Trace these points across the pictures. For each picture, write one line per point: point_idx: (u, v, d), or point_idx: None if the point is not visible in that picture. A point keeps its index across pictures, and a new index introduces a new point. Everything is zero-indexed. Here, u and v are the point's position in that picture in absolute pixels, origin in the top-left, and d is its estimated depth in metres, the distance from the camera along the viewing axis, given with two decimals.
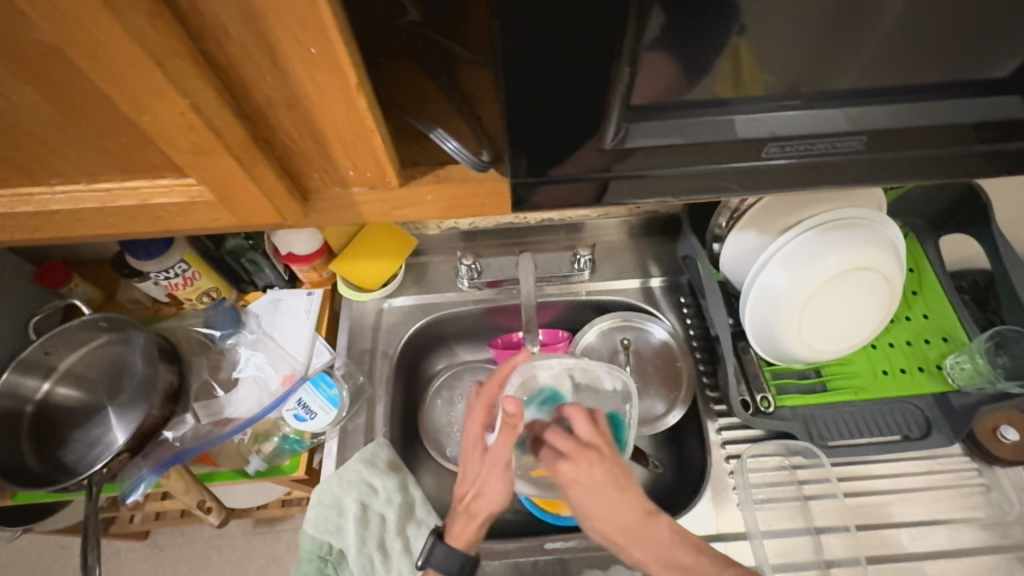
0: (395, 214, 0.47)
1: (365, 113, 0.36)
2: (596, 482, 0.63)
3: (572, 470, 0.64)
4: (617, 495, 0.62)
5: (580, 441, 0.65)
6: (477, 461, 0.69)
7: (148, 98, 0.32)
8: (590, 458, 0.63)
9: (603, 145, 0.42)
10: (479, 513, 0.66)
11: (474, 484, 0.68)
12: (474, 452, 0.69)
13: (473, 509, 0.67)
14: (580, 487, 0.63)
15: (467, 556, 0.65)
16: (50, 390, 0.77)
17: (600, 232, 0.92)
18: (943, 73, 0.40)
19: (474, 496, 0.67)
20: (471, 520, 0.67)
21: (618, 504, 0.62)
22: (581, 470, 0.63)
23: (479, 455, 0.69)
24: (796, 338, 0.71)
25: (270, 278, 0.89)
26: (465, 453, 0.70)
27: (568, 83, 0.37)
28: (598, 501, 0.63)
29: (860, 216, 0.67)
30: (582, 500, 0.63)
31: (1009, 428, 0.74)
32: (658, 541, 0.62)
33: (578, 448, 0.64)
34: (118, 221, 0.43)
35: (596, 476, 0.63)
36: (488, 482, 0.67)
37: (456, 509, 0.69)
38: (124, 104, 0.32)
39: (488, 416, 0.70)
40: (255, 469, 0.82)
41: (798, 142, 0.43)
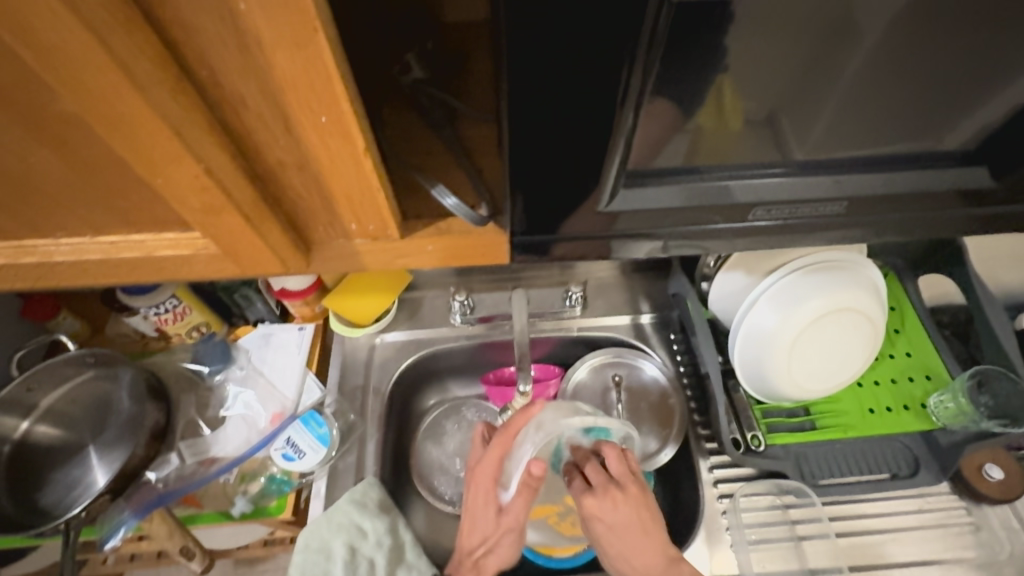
0: (397, 262, 0.48)
1: (371, 172, 0.38)
2: (623, 517, 0.63)
3: (597, 507, 0.64)
4: (643, 534, 0.63)
5: (613, 475, 0.65)
6: (485, 521, 0.67)
7: (164, 162, 0.32)
8: (620, 496, 0.63)
9: (599, 208, 0.44)
10: (487, 570, 0.67)
11: (484, 541, 0.67)
12: (483, 509, 0.67)
13: (481, 565, 0.67)
14: (603, 523, 0.63)
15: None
16: (29, 429, 0.75)
17: (591, 269, 0.94)
18: (918, 134, 0.42)
19: (484, 552, 0.67)
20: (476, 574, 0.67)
21: (644, 546, 0.62)
22: (606, 507, 0.63)
23: (492, 514, 0.66)
24: (787, 380, 0.72)
25: (261, 312, 0.89)
26: (472, 509, 0.68)
27: (568, 145, 0.39)
28: (625, 538, 0.63)
29: (843, 259, 0.70)
30: (611, 534, 0.64)
31: (993, 466, 0.75)
32: None
33: (614, 481, 0.64)
34: (118, 270, 0.43)
35: (630, 512, 0.63)
36: (501, 540, 0.66)
37: (461, 562, 0.69)
38: (138, 169, 0.33)
39: (497, 471, 0.67)
40: (239, 512, 0.79)
41: (784, 206, 0.45)
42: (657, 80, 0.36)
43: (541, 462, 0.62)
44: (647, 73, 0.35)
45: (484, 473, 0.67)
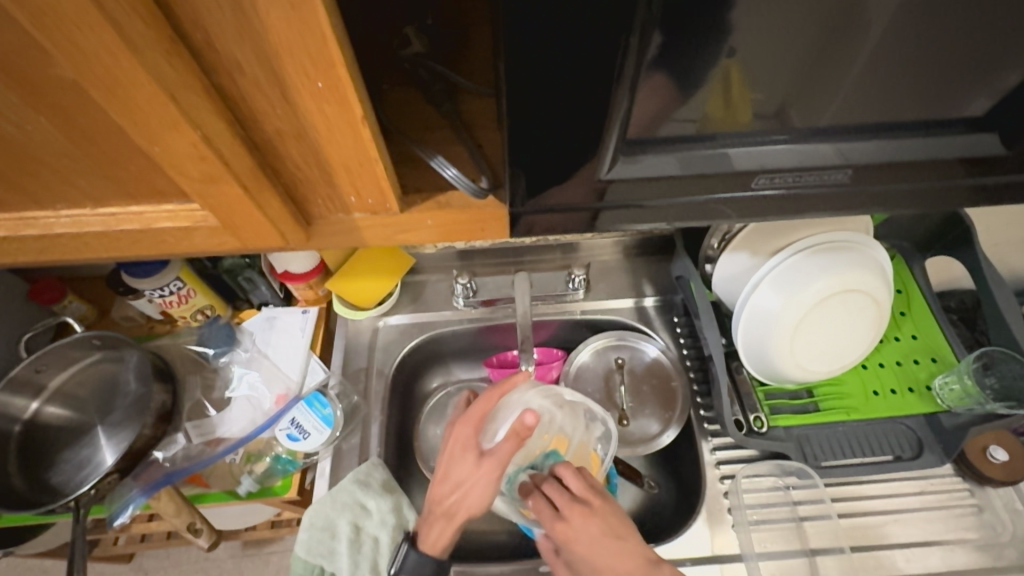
0: (395, 238, 0.48)
1: (369, 142, 0.37)
2: (587, 541, 0.60)
3: (569, 529, 0.61)
4: (612, 550, 0.59)
5: (574, 495, 0.63)
6: (462, 466, 0.65)
7: (161, 128, 0.32)
8: (579, 520, 0.61)
9: (602, 176, 0.43)
10: (457, 516, 0.64)
11: (457, 485, 0.64)
12: (463, 453, 0.65)
13: (452, 513, 0.64)
14: (580, 546, 0.60)
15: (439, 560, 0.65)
16: (37, 410, 0.76)
17: (594, 252, 0.93)
18: (928, 106, 0.41)
19: (456, 499, 0.64)
20: (448, 523, 0.65)
21: (615, 562, 0.58)
22: (577, 526, 0.60)
23: (471, 458, 0.64)
24: (790, 360, 0.72)
25: (265, 295, 0.89)
26: (451, 454, 0.66)
27: (566, 117, 0.38)
28: (598, 564, 0.59)
29: (849, 239, 0.69)
30: (585, 561, 0.60)
31: (997, 448, 0.75)
32: None
33: (571, 502, 0.62)
34: (121, 244, 0.43)
35: (593, 530, 0.60)
36: (477, 485, 0.63)
37: (433, 511, 0.65)
38: (136, 136, 0.33)
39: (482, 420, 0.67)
40: (246, 491, 0.81)
41: (788, 175, 0.44)
42: (658, 51, 0.35)
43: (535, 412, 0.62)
44: (644, 44, 0.34)
45: (469, 421, 0.66)
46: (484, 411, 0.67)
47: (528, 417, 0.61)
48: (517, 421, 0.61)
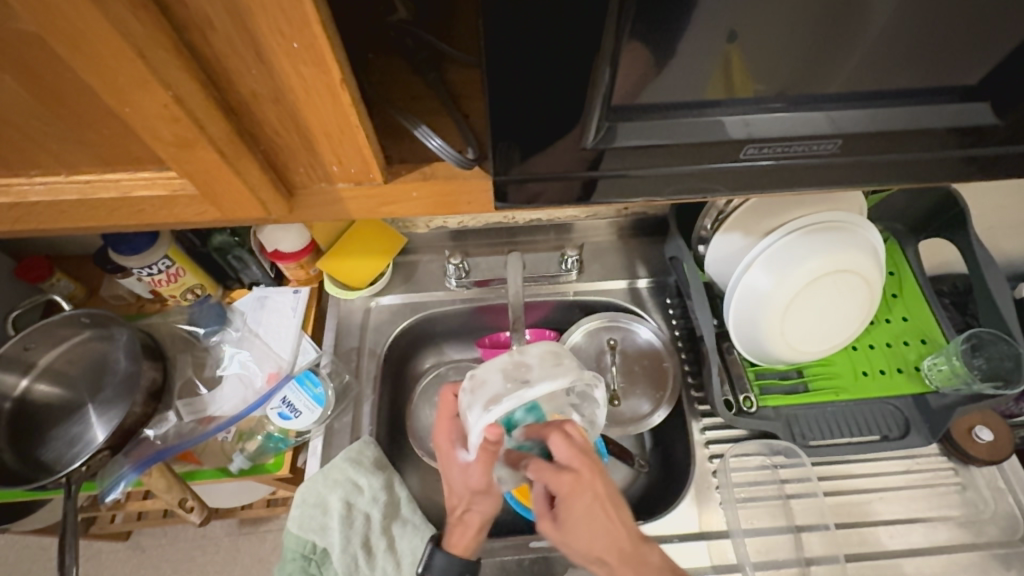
0: (381, 210, 0.47)
1: (349, 107, 0.37)
2: (587, 502, 0.59)
3: (576, 483, 0.59)
4: (607, 518, 0.59)
5: (580, 453, 0.60)
6: (459, 479, 0.64)
7: (131, 88, 0.31)
8: (582, 479, 0.59)
9: (586, 145, 0.42)
10: (474, 523, 0.64)
11: (463, 498, 0.64)
12: (452, 464, 0.65)
13: (468, 519, 0.64)
14: (581, 502, 0.59)
15: (467, 563, 0.62)
16: (29, 386, 0.75)
17: (588, 233, 0.93)
18: (920, 76, 0.41)
19: (465, 509, 0.64)
20: (467, 529, 0.64)
21: (610, 529, 0.59)
22: (584, 483, 0.59)
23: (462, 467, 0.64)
24: (781, 340, 0.72)
25: (256, 275, 0.90)
26: (443, 466, 0.66)
27: (551, 86, 0.38)
28: (591, 527, 0.59)
29: (842, 219, 0.69)
30: (579, 521, 0.59)
31: (983, 428, 0.76)
32: (653, 566, 0.59)
33: (579, 458, 0.60)
34: (99, 213, 0.43)
35: (596, 493, 0.59)
36: (478, 493, 0.63)
37: (451, 518, 0.65)
38: (106, 96, 0.32)
39: (454, 428, 0.66)
40: (238, 468, 0.81)
41: (773, 145, 0.44)
42: (644, 18, 0.35)
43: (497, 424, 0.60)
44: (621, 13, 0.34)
45: (444, 431, 0.65)
46: (453, 413, 0.67)
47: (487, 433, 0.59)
48: (481, 437, 0.60)
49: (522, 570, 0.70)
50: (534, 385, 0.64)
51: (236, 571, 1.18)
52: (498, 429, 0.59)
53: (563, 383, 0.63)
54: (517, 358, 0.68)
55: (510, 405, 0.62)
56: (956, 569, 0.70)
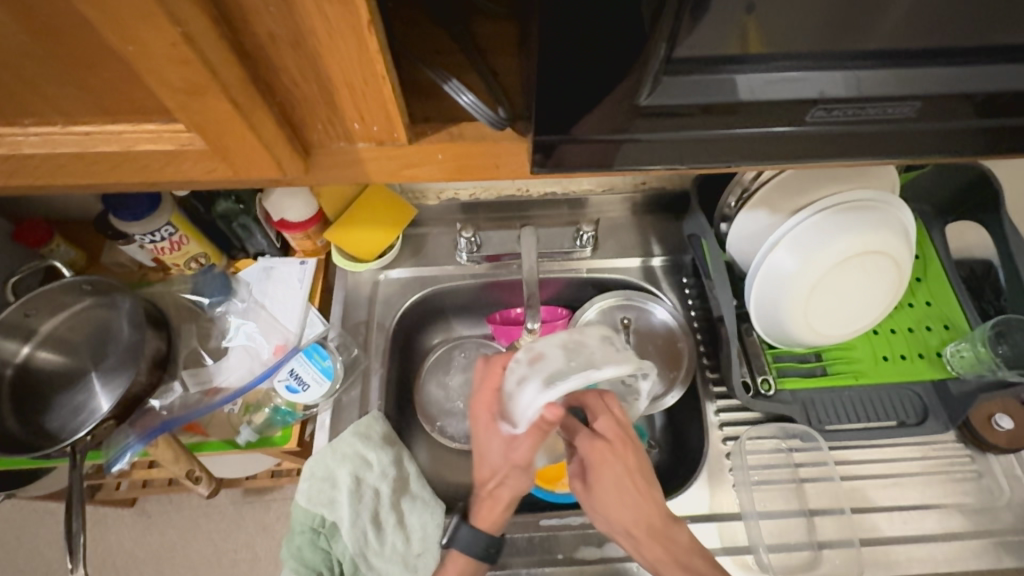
0: (402, 173, 0.44)
1: (375, 53, 0.34)
2: (618, 473, 0.60)
3: (608, 452, 0.61)
4: (638, 491, 0.60)
5: (620, 430, 0.62)
6: (496, 453, 0.64)
7: (135, 22, 0.28)
8: (616, 450, 0.61)
9: (639, 102, 0.39)
10: (503, 497, 0.64)
11: (495, 472, 0.64)
12: (490, 436, 0.64)
13: (497, 494, 0.64)
14: (613, 469, 0.60)
15: (492, 538, 0.63)
16: (31, 353, 0.73)
17: (603, 208, 0.90)
18: (988, 36, 0.37)
19: (496, 484, 0.64)
20: (495, 504, 0.64)
21: (640, 502, 0.59)
22: (618, 452, 0.61)
23: (501, 442, 0.63)
24: (803, 323, 0.70)
25: (261, 245, 0.87)
26: (479, 438, 0.66)
27: (590, 41, 0.35)
28: (620, 495, 0.60)
29: (874, 198, 0.66)
30: (608, 490, 0.60)
31: (1003, 416, 0.74)
32: (681, 545, 0.59)
33: (615, 429, 0.62)
34: (100, 169, 0.40)
35: (629, 463, 0.61)
36: (512, 470, 0.63)
37: (479, 492, 0.66)
38: (106, 32, 0.29)
39: (495, 399, 0.65)
40: (245, 440, 0.80)
41: (844, 108, 0.41)
42: None
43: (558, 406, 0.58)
44: None
45: (483, 401, 0.65)
46: (495, 386, 0.66)
47: (550, 414, 0.57)
48: (537, 414, 0.58)
49: (532, 548, 0.70)
50: (598, 367, 0.58)
51: (242, 539, 1.19)
52: (558, 412, 0.57)
53: (627, 370, 0.57)
54: (575, 337, 0.63)
55: (573, 386, 0.57)
56: (969, 556, 0.70)
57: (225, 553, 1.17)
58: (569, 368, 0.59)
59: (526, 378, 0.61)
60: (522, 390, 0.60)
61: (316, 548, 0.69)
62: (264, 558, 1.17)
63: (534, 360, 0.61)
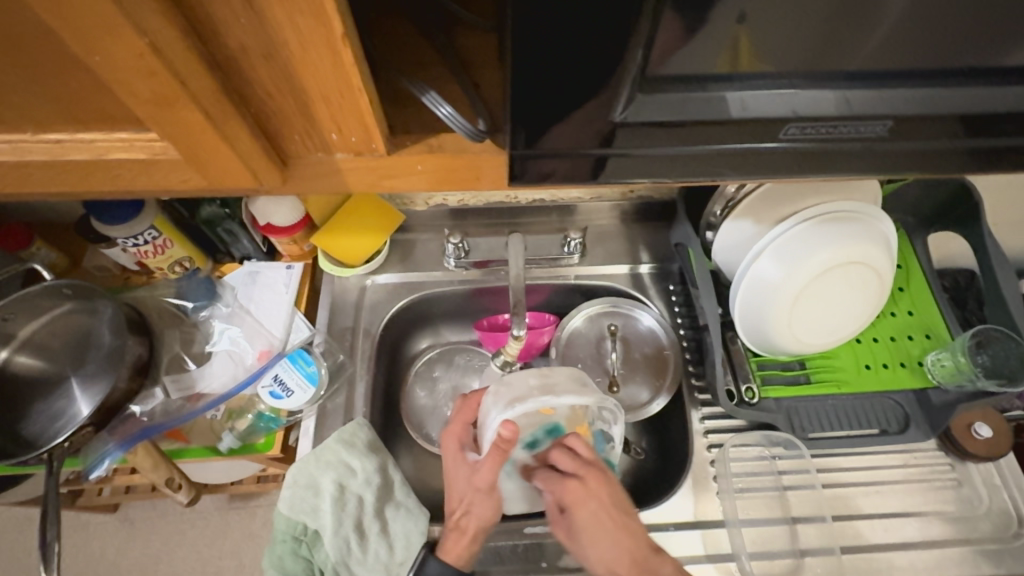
0: (382, 183, 0.44)
1: (349, 66, 0.33)
2: (593, 509, 0.60)
3: (579, 489, 0.61)
4: (614, 527, 0.59)
5: (583, 461, 0.63)
6: (464, 481, 0.64)
7: (101, 33, 0.28)
8: (588, 486, 0.61)
9: (614, 119, 0.39)
10: (469, 528, 0.62)
11: (462, 501, 0.63)
12: (456, 467, 0.65)
13: (464, 525, 0.62)
14: (587, 507, 0.61)
15: (459, 573, 0.61)
16: (8, 358, 0.71)
17: (591, 216, 0.91)
18: (963, 56, 0.38)
19: (463, 513, 0.63)
20: (462, 536, 0.62)
21: (618, 539, 0.59)
22: (590, 490, 0.61)
23: (467, 470, 0.64)
24: (787, 332, 0.70)
25: (247, 249, 0.86)
26: (448, 467, 0.66)
27: (567, 58, 0.35)
28: (596, 531, 0.59)
29: (856, 209, 0.67)
30: (586, 530, 0.60)
31: (982, 425, 0.75)
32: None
33: (581, 466, 0.63)
34: (72, 177, 0.39)
35: (602, 497, 0.61)
36: (478, 496, 0.62)
37: (448, 525, 0.64)
38: (72, 43, 0.29)
39: (466, 432, 0.68)
40: (227, 447, 0.80)
41: (822, 124, 0.41)
42: None
43: (513, 423, 0.60)
44: None
45: (453, 433, 0.67)
46: (464, 420, 0.68)
47: (503, 429, 0.60)
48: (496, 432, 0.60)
49: (516, 556, 0.70)
50: (559, 395, 0.63)
51: (226, 546, 1.17)
52: (513, 428, 0.60)
53: (588, 400, 0.63)
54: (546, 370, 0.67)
55: (531, 407, 0.63)
56: (948, 564, 0.70)
57: (209, 560, 1.16)
58: (533, 393, 0.64)
59: (492, 406, 0.65)
60: (487, 414, 0.65)
61: (298, 556, 0.68)
62: (248, 565, 1.16)
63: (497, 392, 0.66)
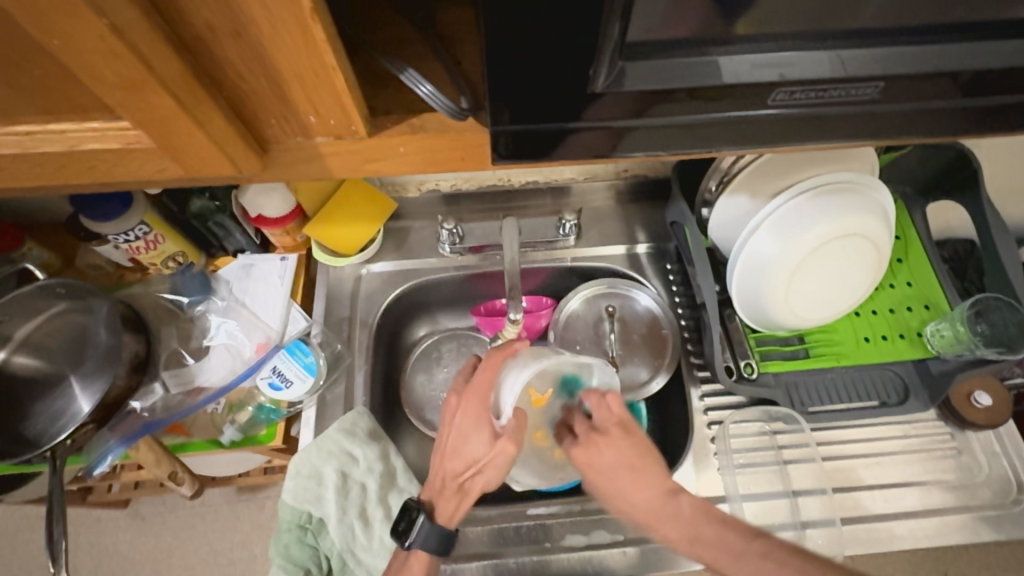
0: (366, 167, 0.44)
1: (321, 43, 0.33)
2: (616, 459, 0.60)
3: (602, 442, 0.61)
4: (637, 471, 0.59)
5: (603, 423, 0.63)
6: (475, 444, 0.63)
7: (58, 16, 0.27)
8: (614, 435, 0.61)
9: (595, 90, 0.38)
10: (472, 493, 0.62)
11: (473, 462, 0.62)
12: (476, 429, 0.63)
13: (466, 488, 0.62)
14: (609, 459, 0.60)
15: (450, 533, 0.62)
16: (6, 359, 0.71)
17: (586, 196, 0.90)
18: (951, 13, 0.37)
19: (471, 475, 0.62)
20: (463, 498, 0.63)
21: (642, 481, 0.59)
22: (609, 443, 0.61)
23: (486, 435, 0.63)
24: (784, 308, 0.70)
25: (240, 242, 0.86)
26: (461, 427, 0.64)
27: (547, 29, 0.34)
28: (617, 481, 0.60)
29: (853, 180, 0.65)
30: (605, 480, 0.61)
31: (982, 393, 0.75)
32: (681, 518, 0.56)
33: (607, 419, 0.63)
34: (46, 170, 0.39)
35: (620, 448, 0.61)
36: (491, 462, 0.60)
37: (445, 485, 0.64)
38: (28, 25, 0.28)
39: (490, 393, 0.65)
40: (230, 440, 0.81)
41: (810, 88, 0.40)
42: None
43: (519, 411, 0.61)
44: None
45: (477, 394, 0.65)
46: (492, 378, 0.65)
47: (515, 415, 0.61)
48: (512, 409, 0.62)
49: (520, 537, 0.70)
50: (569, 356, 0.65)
51: (237, 537, 1.18)
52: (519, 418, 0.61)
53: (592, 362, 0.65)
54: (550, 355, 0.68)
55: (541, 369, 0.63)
56: (948, 531, 0.71)
57: (221, 551, 1.17)
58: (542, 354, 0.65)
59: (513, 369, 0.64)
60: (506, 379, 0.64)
61: (303, 545, 0.69)
62: (259, 555, 1.17)
63: (537, 354, 0.65)
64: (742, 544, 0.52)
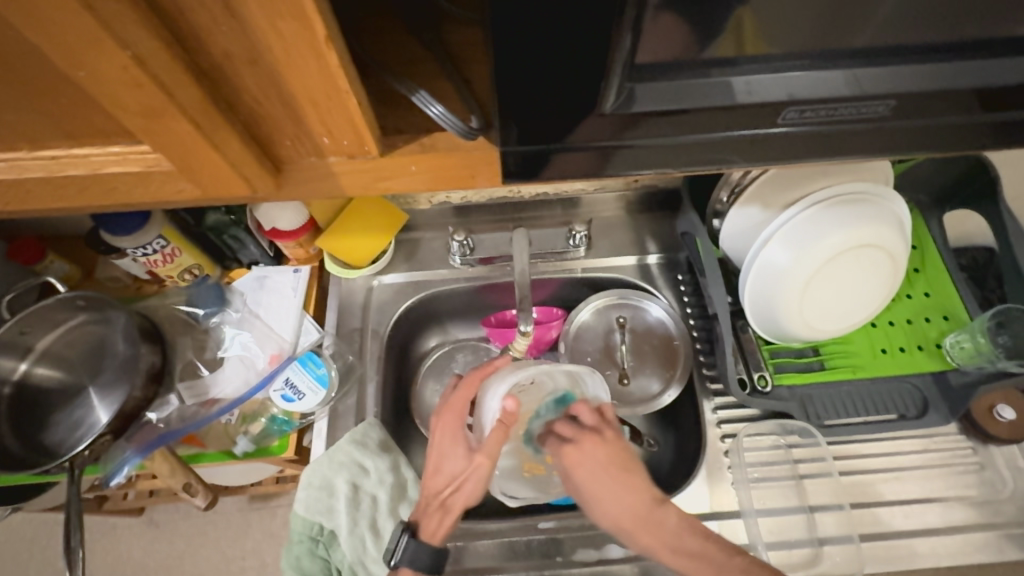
0: (379, 185, 0.44)
1: (335, 69, 0.33)
2: (596, 466, 0.61)
3: (576, 452, 0.62)
4: (618, 481, 0.60)
5: (583, 425, 0.64)
6: (455, 459, 0.62)
7: (84, 49, 0.28)
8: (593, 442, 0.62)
9: (604, 109, 0.39)
10: (455, 508, 0.60)
11: (452, 479, 0.62)
12: (453, 447, 0.63)
13: (449, 504, 0.61)
14: (584, 469, 0.61)
15: (436, 550, 0.59)
16: (28, 370, 0.73)
17: (596, 207, 0.90)
18: (962, 33, 0.37)
19: (452, 492, 0.61)
20: (445, 515, 0.61)
21: (623, 490, 0.59)
22: (587, 451, 0.61)
23: (462, 452, 0.62)
24: (797, 319, 0.69)
25: (254, 254, 0.87)
26: (439, 445, 0.64)
27: (556, 57, 0.35)
28: (597, 490, 0.60)
29: (867, 190, 0.65)
30: (587, 487, 0.61)
31: (1005, 407, 0.73)
32: (666, 527, 0.58)
33: (580, 430, 0.63)
34: (71, 193, 0.40)
35: (599, 457, 0.61)
36: (470, 476, 0.60)
37: (428, 502, 0.62)
38: (56, 58, 0.29)
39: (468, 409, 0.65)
40: (243, 451, 0.81)
41: (821, 106, 0.40)
42: None
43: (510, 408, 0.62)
44: None
45: (455, 410, 0.64)
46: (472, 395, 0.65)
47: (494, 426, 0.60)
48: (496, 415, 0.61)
49: (530, 552, 0.70)
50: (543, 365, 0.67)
51: (249, 546, 1.19)
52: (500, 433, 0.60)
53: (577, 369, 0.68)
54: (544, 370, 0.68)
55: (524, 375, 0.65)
56: (971, 550, 0.68)
57: (233, 559, 1.18)
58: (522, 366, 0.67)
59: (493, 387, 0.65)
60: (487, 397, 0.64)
61: (315, 557, 0.69)
62: (271, 564, 1.18)
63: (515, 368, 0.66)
64: (723, 558, 0.56)
